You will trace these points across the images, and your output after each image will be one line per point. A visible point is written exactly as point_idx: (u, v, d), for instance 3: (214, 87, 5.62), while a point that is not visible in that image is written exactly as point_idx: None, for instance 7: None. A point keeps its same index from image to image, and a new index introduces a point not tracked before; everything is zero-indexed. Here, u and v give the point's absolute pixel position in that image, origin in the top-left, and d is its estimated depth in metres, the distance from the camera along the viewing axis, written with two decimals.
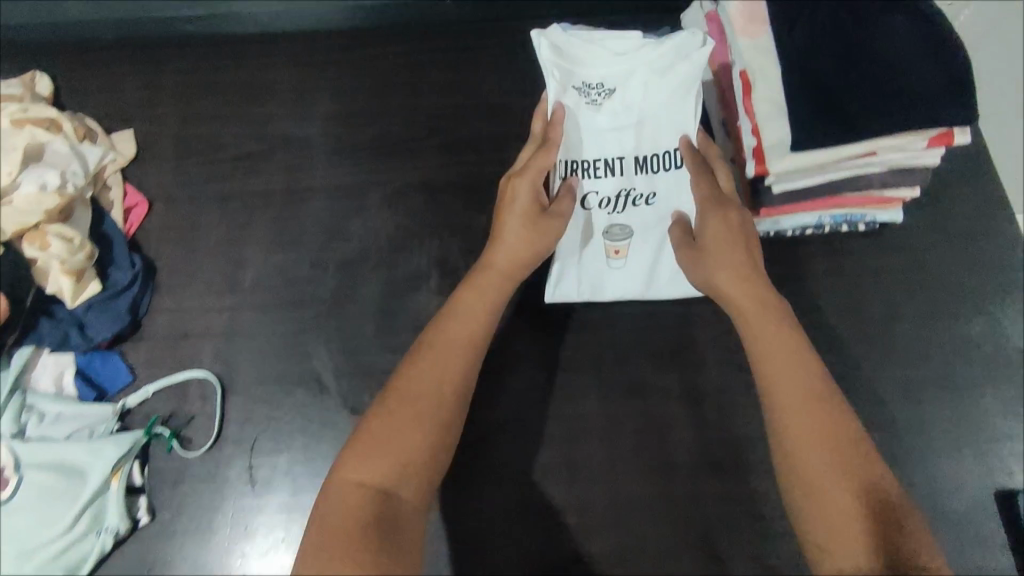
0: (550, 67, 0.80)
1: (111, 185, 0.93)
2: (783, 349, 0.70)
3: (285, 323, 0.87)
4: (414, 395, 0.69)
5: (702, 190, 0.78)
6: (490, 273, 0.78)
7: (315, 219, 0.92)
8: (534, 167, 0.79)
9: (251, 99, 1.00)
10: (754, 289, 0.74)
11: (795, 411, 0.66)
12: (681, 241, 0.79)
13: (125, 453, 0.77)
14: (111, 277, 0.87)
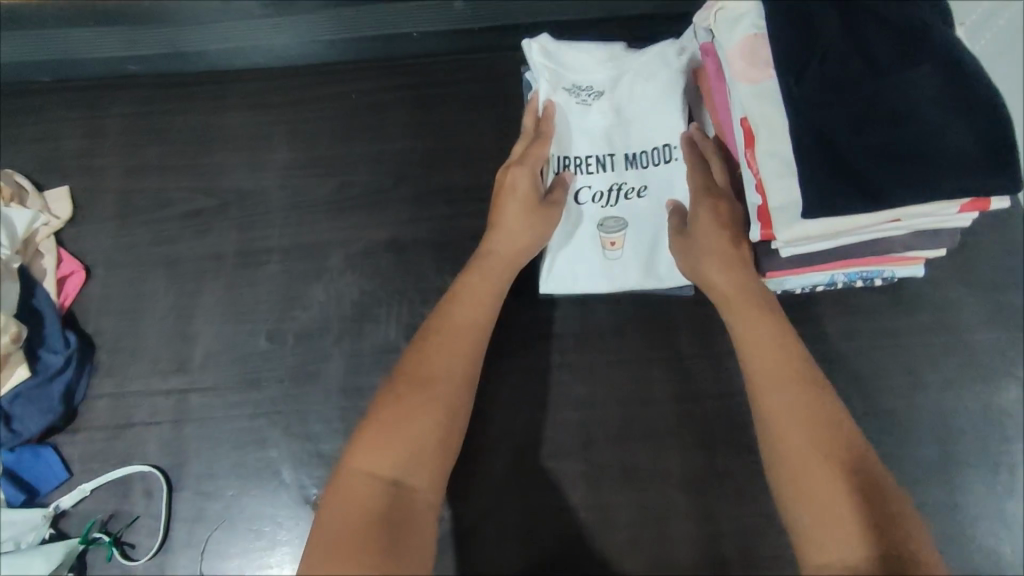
0: (538, 72, 0.76)
1: (44, 252, 0.84)
2: (767, 337, 0.63)
3: (236, 406, 0.77)
4: (417, 381, 0.60)
5: (695, 176, 0.71)
6: (492, 261, 0.72)
7: (271, 285, 0.83)
8: (535, 152, 0.73)
9: (200, 148, 0.90)
10: (742, 274, 0.67)
11: (779, 392, 0.59)
12: (673, 230, 0.73)
13: (54, 568, 0.67)
14: (42, 359, 0.76)
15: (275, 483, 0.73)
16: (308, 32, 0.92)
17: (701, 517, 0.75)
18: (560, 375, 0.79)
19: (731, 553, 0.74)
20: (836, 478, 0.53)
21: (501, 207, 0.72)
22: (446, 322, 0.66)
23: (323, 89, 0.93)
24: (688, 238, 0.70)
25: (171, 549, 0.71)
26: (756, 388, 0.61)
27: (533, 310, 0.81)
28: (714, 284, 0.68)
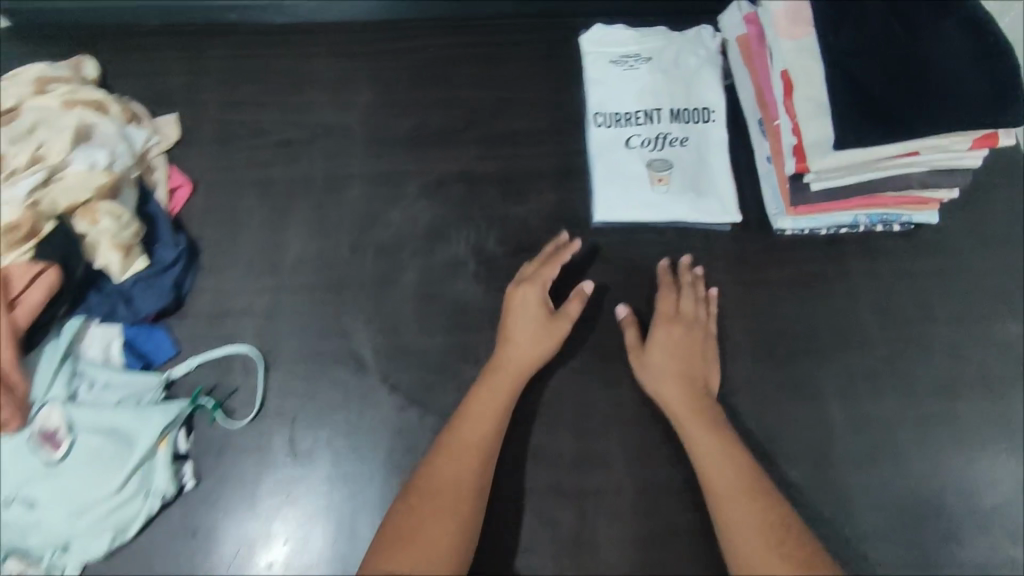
0: (594, 52, 0.97)
1: (156, 166, 0.94)
2: (725, 456, 0.73)
3: (321, 305, 0.87)
4: (427, 495, 0.69)
5: (663, 305, 0.83)
6: (501, 374, 0.78)
7: (354, 206, 0.93)
8: (544, 276, 0.83)
9: (292, 89, 1.01)
10: (697, 397, 0.77)
11: (736, 503, 0.69)
12: (630, 346, 0.83)
13: (171, 421, 0.78)
14: (156, 254, 0.87)
15: (356, 368, 0.84)
16: None
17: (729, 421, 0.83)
18: (607, 294, 0.89)
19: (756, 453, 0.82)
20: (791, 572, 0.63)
21: (511, 320, 0.81)
22: (450, 439, 0.74)
23: (402, 44, 1.03)
24: (643, 359, 0.81)
25: (265, 417, 0.82)
26: (719, 502, 0.70)
27: (587, 237, 0.91)
28: (668, 404, 0.78)
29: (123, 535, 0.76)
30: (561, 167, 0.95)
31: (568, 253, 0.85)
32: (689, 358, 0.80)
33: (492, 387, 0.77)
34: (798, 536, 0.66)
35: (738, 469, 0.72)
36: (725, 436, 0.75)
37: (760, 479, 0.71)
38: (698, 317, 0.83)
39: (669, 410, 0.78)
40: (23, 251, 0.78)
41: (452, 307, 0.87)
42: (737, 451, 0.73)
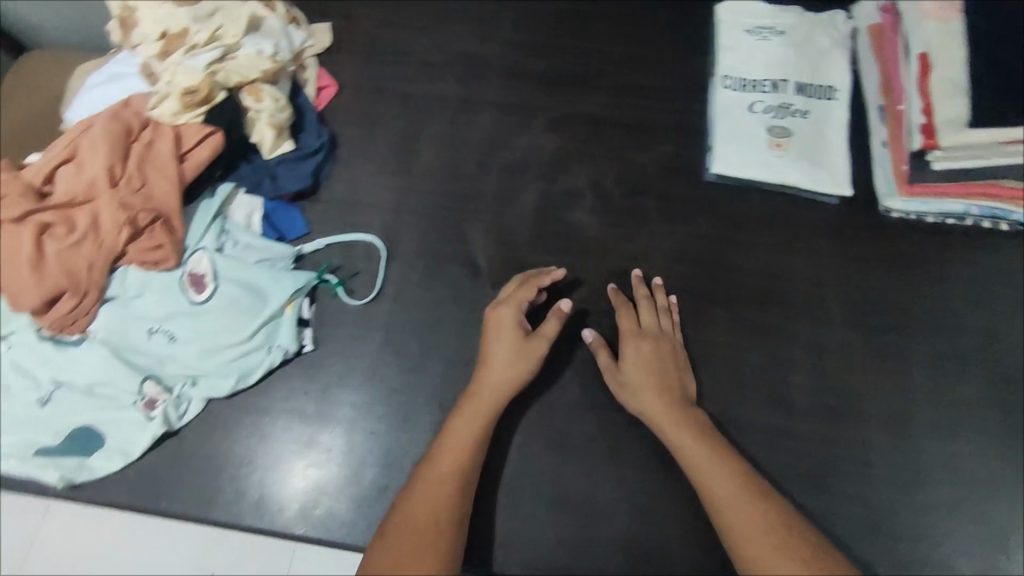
0: (727, 22, 1.02)
1: (308, 66, 1.01)
2: (712, 463, 0.72)
3: (445, 210, 0.94)
4: (404, 529, 0.66)
5: (624, 322, 0.85)
6: (479, 395, 0.77)
7: (484, 130, 1.00)
8: (518, 298, 0.82)
9: (437, 16, 1.08)
10: (678, 409, 0.77)
11: (731, 507, 0.69)
12: (605, 370, 0.83)
13: (301, 286, 0.84)
14: (301, 140, 0.95)
15: (472, 271, 0.90)
16: None
17: (816, 375, 0.87)
18: (713, 244, 0.93)
19: (839, 409, 0.85)
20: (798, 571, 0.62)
21: (488, 343, 0.81)
22: (426, 471, 0.72)
23: None
24: (622, 382, 0.81)
25: (383, 300, 0.88)
26: (720, 515, 0.69)
27: (701, 190, 0.96)
28: (651, 419, 0.78)
29: (245, 380, 0.83)
30: (682, 122, 1.00)
31: (550, 278, 0.85)
32: (661, 373, 0.80)
33: (466, 414, 0.76)
34: (796, 532, 0.66)
35: (726, 473, 0.71)
36: (709, 442, 0.74)
37: (752, 479, 0.71)
38: (659, 325, 0.85)
39: (652, 422, 0.78)
40: (195, 114, 0.86)
41: (565, 234, 0.94)
42: (724, 455, 0.73)
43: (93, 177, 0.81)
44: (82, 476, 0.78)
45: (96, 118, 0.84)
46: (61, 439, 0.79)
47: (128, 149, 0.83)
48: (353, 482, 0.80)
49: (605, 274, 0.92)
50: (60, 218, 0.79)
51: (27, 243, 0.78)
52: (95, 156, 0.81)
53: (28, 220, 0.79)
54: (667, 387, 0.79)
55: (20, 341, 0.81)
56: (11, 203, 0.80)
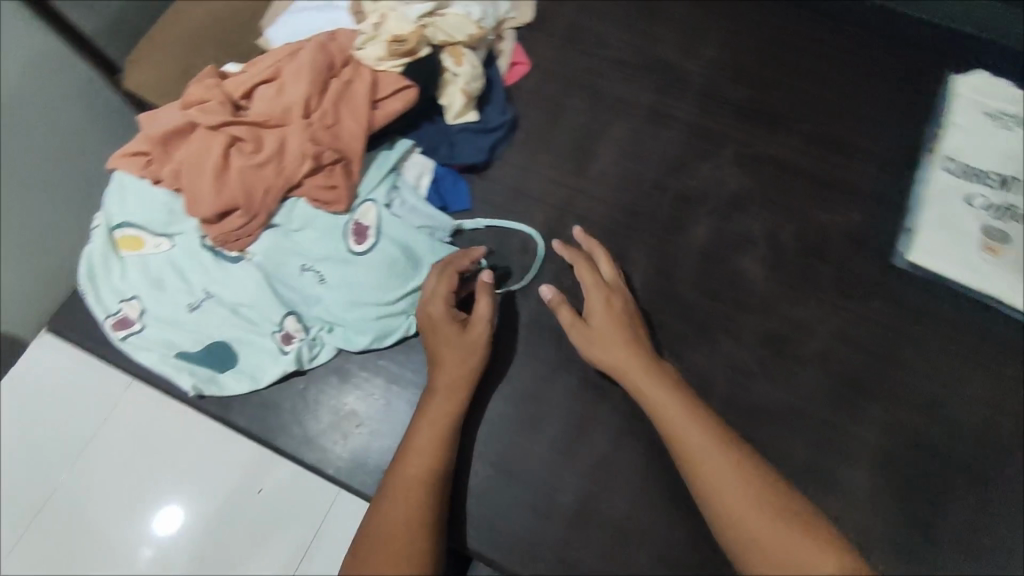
0: (964, 98, 0.95)
1: (506, 38, 0.98)
2: (677, 407, 0.69)
3: (610, 224, 0.90)
4: (377, 541, 0.66)
5: (586, 277, 0.80)
6: (440, 394, 0.75)
7: (668, 148, 0.94)
8: (444, 293, 0.77)
9: (646, 16, 1.02)
10: (642, 356, 0.74)
11: (699, 451, 0.66)
12: (569, 327, 0.78)
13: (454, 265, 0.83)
14: (485, 113, 0.92)
15: None
16: None
17: (969, 507, 0.78)
18: (884, 334, 0.85)
19: (988, 551, 0.77)
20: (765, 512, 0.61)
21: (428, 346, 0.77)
22: (397, 477, 0.70)
23: (765, 16, 1.02)
24: (588, 334, 0.77)
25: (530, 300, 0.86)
26: (689, 463, 0.66)
27: (885, 273, 0.88)
28: (615, 367, 0.74)
29: (380, 341, 0.82)
30: (883, 193, 0.91)
31: (469, 260, 0.80)
32: (624, 326, 0.77)
33: (430, 412, 0.74)
34: (783, 495, 0.63)
35: (690, 417, 0.68)
36: (674, 388, 0.71)
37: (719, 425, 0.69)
38: (617, 284, 0.81)
39: (613, 368, 0.74)
40: (397, 63, 0.85)
41: (729, 280, 0.88)
42: (692, 404, 0.70)
43: (289, 103, 0.81)
44: (210, 389, 0.80)
45: (305, 46, 0.84)
46: (200, 347, 0.81)
47: (326, 82, 0.82)
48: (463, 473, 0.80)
49: (762, 332, 0.85)
50: (251, 136, 0.80)
51: (217, 152, 0.78)
52: (297, 83, 0.81)
53: (223, 131, 0.79)
54: (631, 336, 0.76)
55: (185, 244, 0.83)
56: (211, 110, 0.80)
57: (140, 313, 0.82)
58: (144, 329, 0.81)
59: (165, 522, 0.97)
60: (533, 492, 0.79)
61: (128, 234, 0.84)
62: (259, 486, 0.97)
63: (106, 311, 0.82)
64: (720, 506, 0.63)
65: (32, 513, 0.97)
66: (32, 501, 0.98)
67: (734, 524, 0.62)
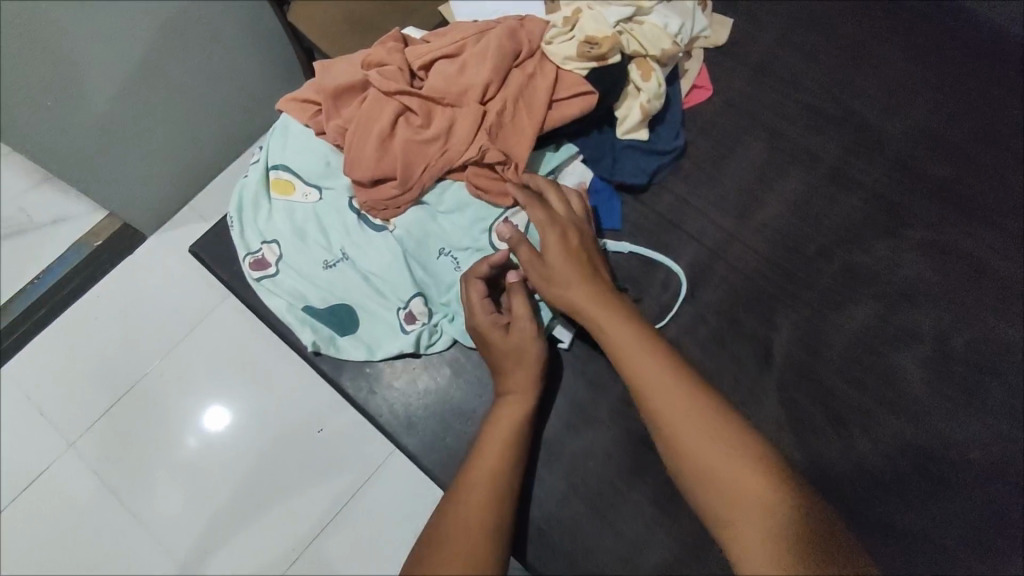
0: None
1: (694, 58, 0.92)
2: (636, 352, 0.65)
3: (761, 279, 0.84)
4: (443, 536, 0.64)
5: (535, 209, 0.74)
6: (514, 400, 0.74)
7: (843, 212, 0.86)
8: (477, 306, 0.75)
9: (851, 62, 0.93)
10: (601, 295, 0.70)
11: (659, 397, 0.62)
12: (528, 267, 0.73)
13: None
14: (655, 134, 0.88)
15: (760, 357, 0.81)
16: (1005, 47, 0.92)
17: None
18: None
19: None
20: (728, 459, 0.58)
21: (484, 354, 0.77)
22: (465, 474, 0.70)
23: (988, 91, 0.91)
24: (546, 273, 0.72)
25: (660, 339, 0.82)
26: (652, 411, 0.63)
27: None
28: (577, 308, 0.71)
29: None
30: None
31: (487, 263, 0.76)
32: (580, 261, 0.72)
33: (501, 414, 0.73)
34: (749, 446, 0.59)
35: (647, 360, 0.64)
36: (634, 330, 0.67)
37: (681, 368, 0.64)
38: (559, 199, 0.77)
39: (574, 309, 0.71)
40: (585, 66, 0.80)
41: (879, 372, 0.80)
42: (654, 348, 0.66)
43: (469, 84, 0.78)
44: (327, 350, 0.80)
45: (496, 28, 0.81)
46: (324, 306, 0.81)
47: (509, 70, 0.79)
48: (556, 500, 0.78)
49: (901, 437, 0.78)
50: (423, 109, 0.77)
51: (388, 119, 0.76)
52: (482, 66, 0.78)
53: (397, 97, 0.77)
54: (586, 272, 0.72)
55: (333, 201, 0.83)
56: (391, 75, 0.78)
57: (277, 257, 0.83)
58: (277, 274, 0.82)
59: (224, 425, 1.13)
60: (622, 540, 0.76)
61: (282, 177, 0.85)
62: (320, 427, 1.12)
63: (247, 249, 0.84)
64: (682, 456, 0.60)
65: (128, 389, 1.15)
66: (129, 376, 1.16)
67: (699, 474, 0.59)
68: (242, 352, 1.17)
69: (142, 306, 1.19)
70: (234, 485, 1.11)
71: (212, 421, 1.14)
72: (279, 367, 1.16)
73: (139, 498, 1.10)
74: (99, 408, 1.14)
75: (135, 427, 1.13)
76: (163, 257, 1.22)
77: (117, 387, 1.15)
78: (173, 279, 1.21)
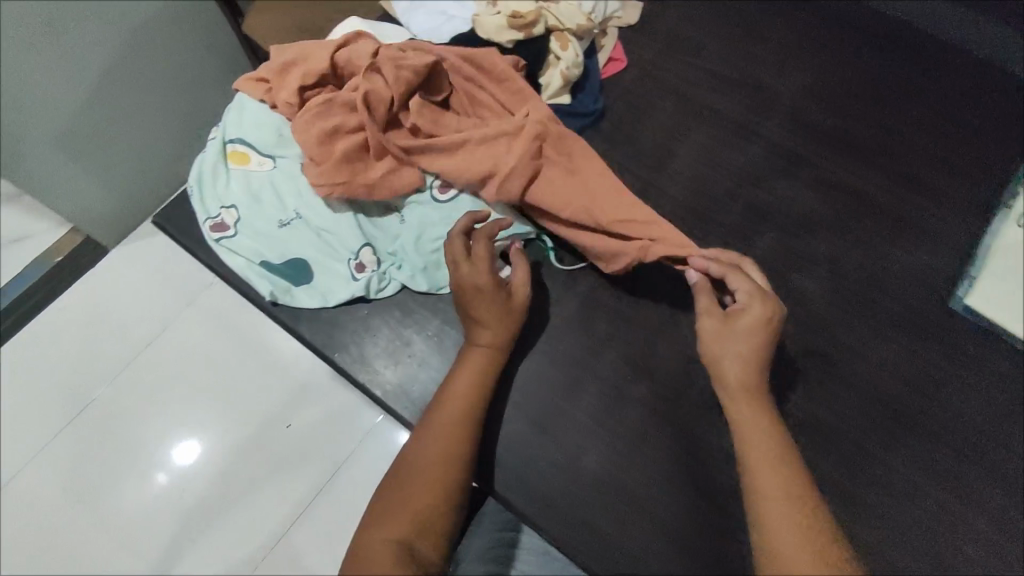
0: None
1: (609, 35, 1.04)
2: (770, 444, 0.69)
3: (677, 219, 0.94)
4: (416, 465, 0.73)
5: (738, 279, 0.75)
6: (485, 352, 0.80)
7: (745, 159, 0.97)
8: (488, 262, 0.79)
9: (746, 35, 1.06)
10: (758, 387, 0.73)
11: (777, 489, 0.66)
12: (706, 315, 0.75)
13: (514, 231, 0.89)
14: (577, 100, 0.98)
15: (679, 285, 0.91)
16: (874, 18, 1.06)
17: (984, 548, 0.79)
18: (931, 374, 0.86)
19: None
20: (810, 553, 0.62)
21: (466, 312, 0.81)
22: (439, 412, 0.77)
23: (866, 54, 1.04)
24: (725, 334, 0.73)
25: (589, 274, 0.92)
26: (763, 496, 0.66)
27: (940, 315, 0.89)
28: (732, 385, 0.73)
29: (437, 288, 0.89)
30: (950, 237, 0.93)
31: (496, 225, 0.83)
32: (759, 346, 0.73)
33: (475, 360, 0.80)
34: (831, 547, 0.63)
35: (775, 454, 0.69)
36: (775, 430, 0.71)
37: (801, 470, 0.68)
38: (771, 301, 0.74)
39: (731, 386, 0.73)
40: (514, 36, 0.92)
41: (784, 293, 0.91)
42: (784, 446, 0.70)
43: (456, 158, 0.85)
44: (284, 300, 0.88)
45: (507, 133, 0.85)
46: (282, 261, 0.88)
47: (503, 165, 0.84)
48: (502, 422, 0.85)
49: (805, 347, 0.88)
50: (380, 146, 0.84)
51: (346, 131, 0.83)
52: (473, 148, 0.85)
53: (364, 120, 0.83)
54: (760, 360, 0.73)
55: (286, 167, 0.91)
56: (375, 100, 0.82)
57: (235, 220, 0.90)
58: (237, 236, 0.90)
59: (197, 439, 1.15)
60: (562, 451, 0.84)
61: (238, 150, 0.92)
62: (287, 421, 1.16)
63: (206, 214, 0.91)
64: (772, 542, 0.64)
65: (95, 395, 1.18)
66: (96, 382, 1.19)
67: (777, 559, 0.63)
68: (207, 350, 1.20)
69: (109, 307, 1.23)
70: (204, 476, 1.13)
71: (182, 454, 1.14)
72: (247, 361, 1.20)
73: (110, 503, 1.12)
74: (67, 414, 1.17)
75: (106, 427, 1.16)
76: (126, 265, 1.26)
77: (84, 397, 1.18)
78: (139, 288, 1.24)
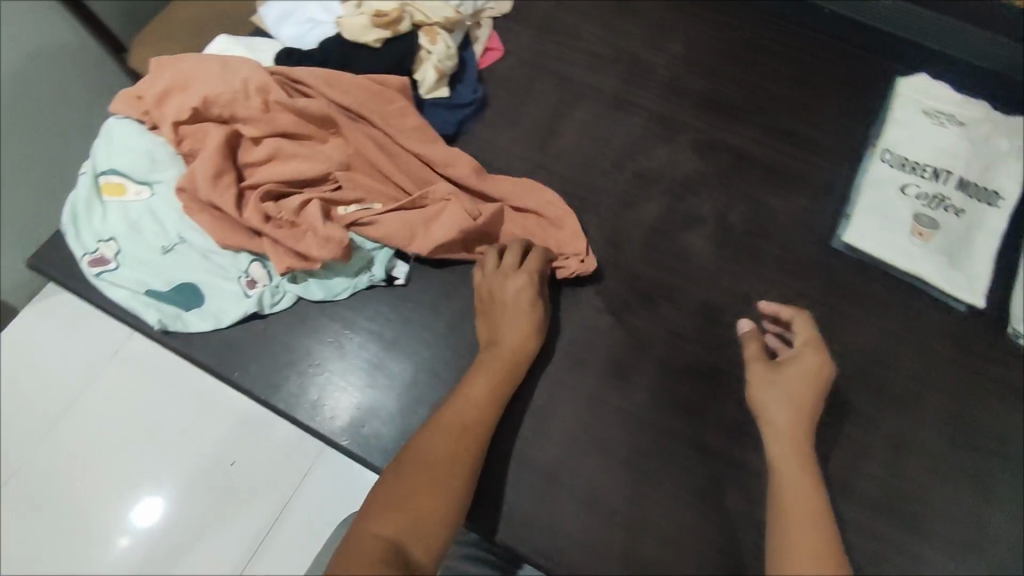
0: (903, 102, 1.00)
1: (483, 26, 1.06)
2: (802, 478, 0.71)
3: (566, 196, 0.96)
4: (419, 461, 0.69)
5: (802, 333, 0.79)
6: (501, 356, 0.79)
7: (627, 130, 1.00)
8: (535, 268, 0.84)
9: (618, 13, 1.09)
10: (806, 428, 0.74)
11: (801, 524, 0.68)
12: (753, 357, 0.79)
13: None
14: (456, 91, 0.99)
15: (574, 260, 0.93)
16: None
17: (884, 468, 0.83)
18: (820, 312, 0.90)
19: (901, 511, 0.81)
20: None
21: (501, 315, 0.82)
22: (453, 415, 0.74)
23: (732, 19, 1.08)
24: (774, 376, 0.76)
25: None
26: (786, 531, 0.68)
27: (823, 256, 0.93)
28: (772, 420, 0.75)
29: (332, 294, 0.88)
30: (823, 182, 0.97)
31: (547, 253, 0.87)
32: (810, 390, 0.75)
33: (490, 365, 0.78)
34: None
35: (806, 489, 0.70)
36: (811, 470, 0.72)
37: (824, 505, 0.70)
38: (824, 355, 0.77)
39: (770, 424, 0.75)
40: (382, 36, 0.92)
41: (676, 254, 0.93)
42: (816, 483, 0.71)
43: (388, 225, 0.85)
44: (175, 326, 0.86)
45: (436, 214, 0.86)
46: (169, 287, 0.86)
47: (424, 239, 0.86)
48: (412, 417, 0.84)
49: (702, 302, 0.90)
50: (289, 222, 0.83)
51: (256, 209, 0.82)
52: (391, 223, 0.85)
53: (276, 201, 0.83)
54: (808, 402, 0.75)
55: (163, 192, 0.88)
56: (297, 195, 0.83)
57: (116, 253, 0.87)
58: (119, 269, 0.87)
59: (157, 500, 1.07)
60: None
61: (112, 181, 0.89)
62: (232, 459, 1.07)
63: (84, 249, 0.87)
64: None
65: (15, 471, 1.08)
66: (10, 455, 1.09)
67: None
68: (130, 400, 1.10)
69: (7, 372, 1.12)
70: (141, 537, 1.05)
71: (139, 517, 1.06)
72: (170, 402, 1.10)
73: None
74: None
75: (30, 500, 1.07)
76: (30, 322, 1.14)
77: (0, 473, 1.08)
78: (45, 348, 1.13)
